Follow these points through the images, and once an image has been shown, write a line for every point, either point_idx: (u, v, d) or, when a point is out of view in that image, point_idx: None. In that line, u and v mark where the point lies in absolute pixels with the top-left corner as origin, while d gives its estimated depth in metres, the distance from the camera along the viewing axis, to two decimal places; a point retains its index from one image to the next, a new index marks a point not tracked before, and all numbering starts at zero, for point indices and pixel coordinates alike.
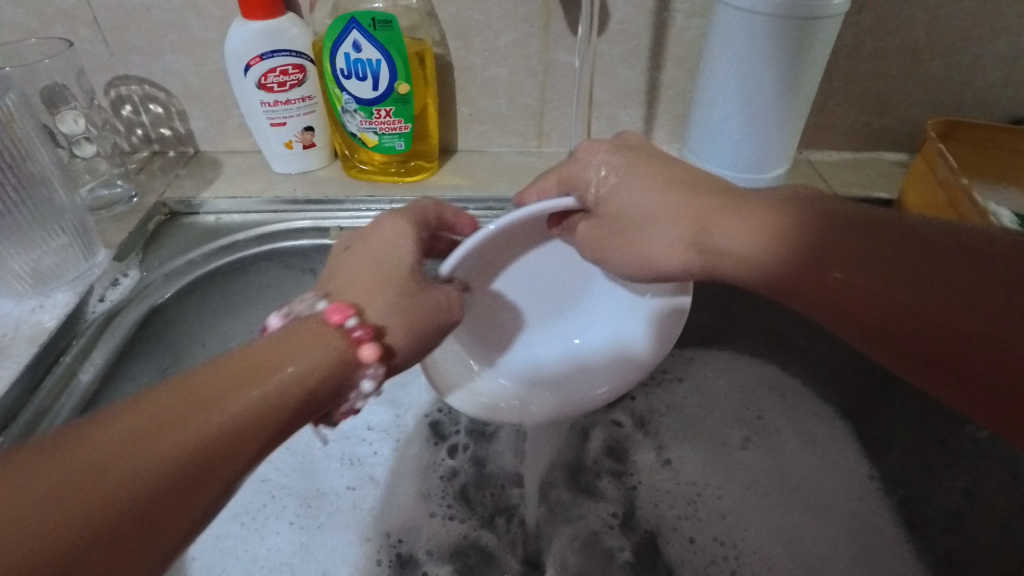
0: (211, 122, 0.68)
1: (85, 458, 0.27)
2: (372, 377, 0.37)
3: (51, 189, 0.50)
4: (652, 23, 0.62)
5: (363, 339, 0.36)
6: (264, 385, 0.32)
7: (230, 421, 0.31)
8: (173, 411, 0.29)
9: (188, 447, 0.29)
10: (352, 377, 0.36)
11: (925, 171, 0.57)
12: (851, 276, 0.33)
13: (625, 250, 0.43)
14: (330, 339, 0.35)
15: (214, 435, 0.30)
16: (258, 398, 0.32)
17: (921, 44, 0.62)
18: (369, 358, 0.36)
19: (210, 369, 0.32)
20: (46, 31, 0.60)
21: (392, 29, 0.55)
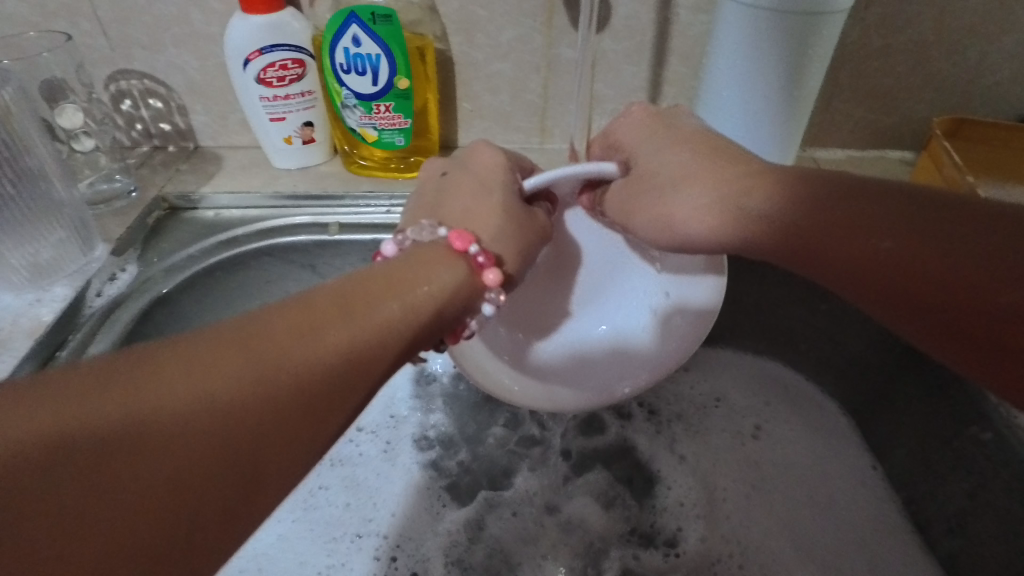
0: (212, 117, 0.68)
1: (268, 345, 0.29)
2: (492, 301, 0.39)
3: (50, 183, 0.50)
4: (656, 19, 0.61)
5: (486, 265, 0.39)
6: (409, 301, 0.34)
7: (369, 340, 0.32)
8: (334, 312, 0.32)
9: (349, 344, 0.31)
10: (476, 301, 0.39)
11: (931, 168, 0.56)
12: (882, 242, 0.32)
13: (649, 212, 0.42)
14: (459, 262, 0.38)
15: (371, 336, 0.32)
16: (393, 313, 0.33)
17: (930, 41, 0.61)
18: (492, 282, 0.39)
19: (361, 280, 0.35)
20: (48, 25, 0.60)
21: (392, 24, 0.55)
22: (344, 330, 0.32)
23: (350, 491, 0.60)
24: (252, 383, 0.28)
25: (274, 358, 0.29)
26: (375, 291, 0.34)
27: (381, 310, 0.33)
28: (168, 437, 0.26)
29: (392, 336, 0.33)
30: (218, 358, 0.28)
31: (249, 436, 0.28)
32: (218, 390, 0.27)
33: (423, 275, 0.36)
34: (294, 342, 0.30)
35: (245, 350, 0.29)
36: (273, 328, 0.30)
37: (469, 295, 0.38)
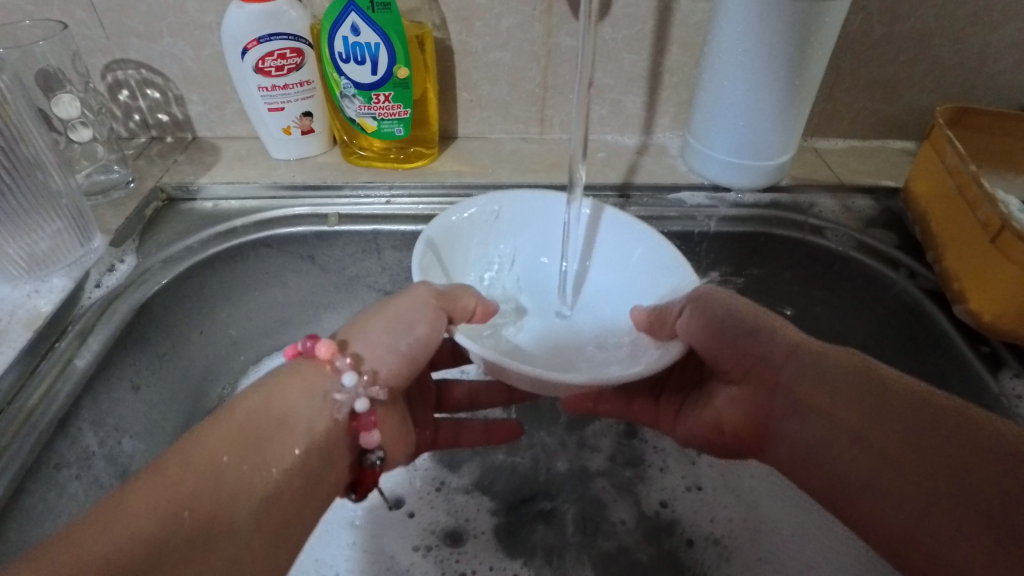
0: (209, 107, 0.67)
1: (184, 468, 0.32)
2: (344, 368, 0.41)
3: (47, 174, 0.50)
4: (657, 7, 0.61)
5: (315, 345, 0.41)
6: (290, 429, 0.38)
7: (236, 475, 0.34)
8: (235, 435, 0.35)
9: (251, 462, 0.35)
10: (326, 387, 0.40)
11: (933, 159, 0.56)
12: (863, 443, 0.38)
13: (741, 313, 0.46)
14: (317, 370, 0.41)
15: (266, 452, 0.36)
16: (285, 436, 0.37)
17: (932, 30, 0.61)
18: (325, 353, 0.41)
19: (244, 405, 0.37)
20: (42, 13, 0.60)
21: (391, 12, 0.55)
22: (209, 466, 0.33)
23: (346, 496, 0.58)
24: (128, 536, 0.28)
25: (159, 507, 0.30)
26: (248, 434, 0.36)
27: (243, 447, 0.35)
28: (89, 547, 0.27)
29: (261, 466, 0.35)
30: (76, 545, 0.27)
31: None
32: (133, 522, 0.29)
33: (279, 400, 0.38)
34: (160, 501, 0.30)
35: (115, 519, 0.29)
36: (130, 499, 0.30)
37: (312, 385, 0.40)
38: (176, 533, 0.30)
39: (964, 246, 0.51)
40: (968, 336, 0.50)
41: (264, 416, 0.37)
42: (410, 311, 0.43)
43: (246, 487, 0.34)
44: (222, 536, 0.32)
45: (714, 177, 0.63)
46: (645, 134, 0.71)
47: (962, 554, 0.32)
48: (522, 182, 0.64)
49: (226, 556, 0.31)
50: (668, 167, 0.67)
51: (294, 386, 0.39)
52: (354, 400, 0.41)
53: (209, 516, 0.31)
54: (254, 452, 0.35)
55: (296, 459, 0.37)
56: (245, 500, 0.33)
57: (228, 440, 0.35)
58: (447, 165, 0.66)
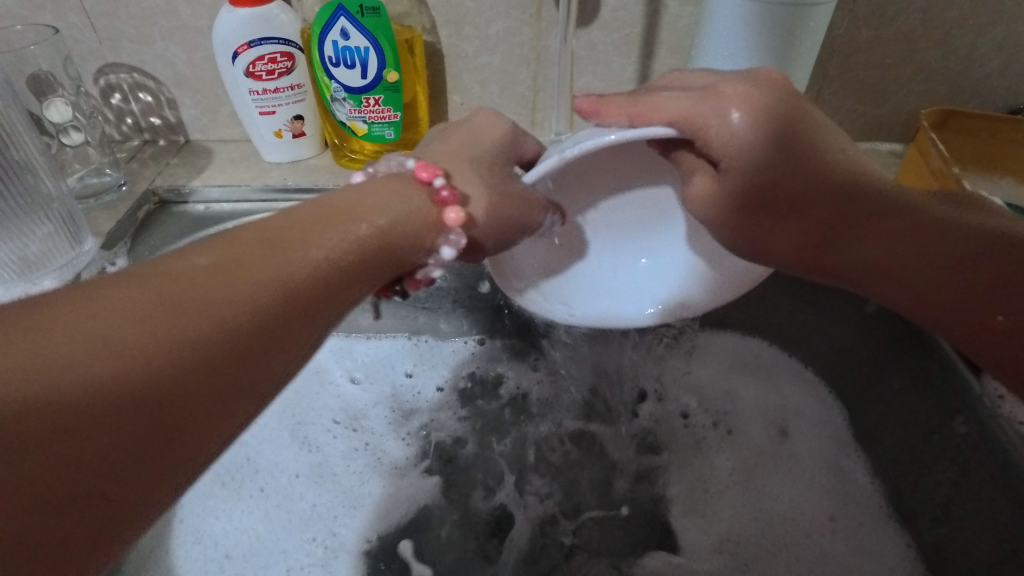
0: (202, 110, 0.68)
1: (245, 249, 0.30)
2: (453, 243, 0.39)
3: (37, 177, 0.50)
4: (645, 11, 0.61)
5: (448, 201, 0.40)
6: (343, 233, 0.34)
7: (310, 271, 0.31)
8: (299, 230, 0.32)
9: (313, 266, 0.31)
10: (413, 256, 0.38)
11: (919, 160, 0.56)
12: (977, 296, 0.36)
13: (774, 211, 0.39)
14: (420, 193, 0.39)
15: (328, 256, 0.32)
16: (343, 244, 0.33)
17: (918, 33, 0.61)
18: (452, 221, 0.39)
19: (308, 206, 0.35)
20: (35, 18, 0.60)
21: (380, 16, 0.55)
22: (287, 256, 0.31)
23: (337, 492, 0.59)
24: (194, 310, 0.26)
25: (208, 285, 0.27)
26: (314, 228, 0.33)
27: (325, 245, 0.32)
28: (117, 318, 0.24)
29: (334, 270, 0.32)
30: (135, 299, 0.25)
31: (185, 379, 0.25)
32: (173, 302, 0.26)
33: (380, 216, 0.36)
34: (220, 274, 0.28)
35: (180, 285, 0.26)
36: (194, 266, 0.28)
37: (426, 232, 0.38)
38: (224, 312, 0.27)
39: None
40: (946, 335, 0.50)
41: (353, 224, 0.35)
42: (515, 212, 0.41)
43: (316, 282, 0.31)
44: (282, 326, 0.29)
45: None
46: None
47: None
48: None
49: (285, 347, 0.29)
50: None
51: (368, 195, 0.37)
52: (435, 268, 0.41)
53: (255, 310, 0.28)
54: (332, 255, 0.32)
55: (368, 272, 0.35)
56: (313, 296, 0.31)
57: (311, 235, 0.32)
58: None
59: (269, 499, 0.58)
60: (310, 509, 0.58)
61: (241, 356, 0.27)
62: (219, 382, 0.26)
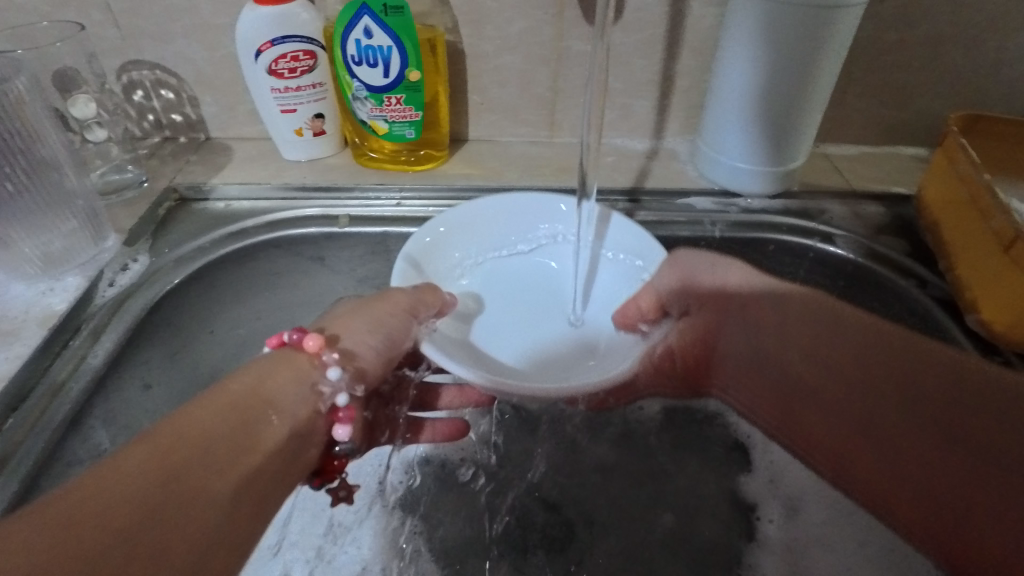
0: (222, 107, 0.68)
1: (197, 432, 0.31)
2: (331, 363, 0.41)
3: (62, 173, 0.50)
4: (669, 12, 0.61)
5: (303, 337, 0.41)
6: (277, 414, 0.36)
7: (223, 448, 0.31)
8: (244, 406, 0.34)
9: (256, 457, 0.33)
10: (314, 379, 0.40)
11: (946, 166, 0.56)
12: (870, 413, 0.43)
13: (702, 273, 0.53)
14: (286, 351, 0.40)
15: (267, 440, 0.34)
16: (277, 428, 0.35)
17: (944, 36, 0.60)
18: (315, 347, 0.41)
19: (237, 376, 0.36)
20: (59, 15, 0.60)
21: (403, 15, 0.55)
22: (199, 432, 0.31)
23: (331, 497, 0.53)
24: (107, 497, 0.26)
25: (169, 484, 0.28)
26: (245, 404, 0.34)
27: (231, 423, 0.33)
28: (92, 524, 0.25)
29: (244, 445, 0.33)
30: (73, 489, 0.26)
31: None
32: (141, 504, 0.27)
33: (266, 386, 0.37)
34: (139, 466, 0.28)
35: (103, 480, 0.27)
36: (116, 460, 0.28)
37: (300, 373, 0.39)
38: (181, 506, 0.28)
39: (976, 255, 0.51)
40: (980, 346, 0.50)
41: (270, 394, 0.36)
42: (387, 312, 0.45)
43: (230, 461, 0.31)
44: (213, 502, 0.29)
45: (722, 182, 0.63)
46: (655, 138, 0.71)
47: (920, 463, 0.39)
48: (533, 185, 0.64)
49: (208, 526, 0.28)
50: (678, 172, 0.67)
51: (280, 367, 0.39)
52: (336, 393, 0.41)
53: (211, 498, 0.29)
54: (240, 433, 0.33)
55: (278, 443, 0.35)
56: (230, 471, 0.31)
57: (249, 413, 0.34)
58: (457, 167, 0.67)
59: None
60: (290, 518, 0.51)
61: (167, 527, 0.27)
62: (146, 559, 0.25)
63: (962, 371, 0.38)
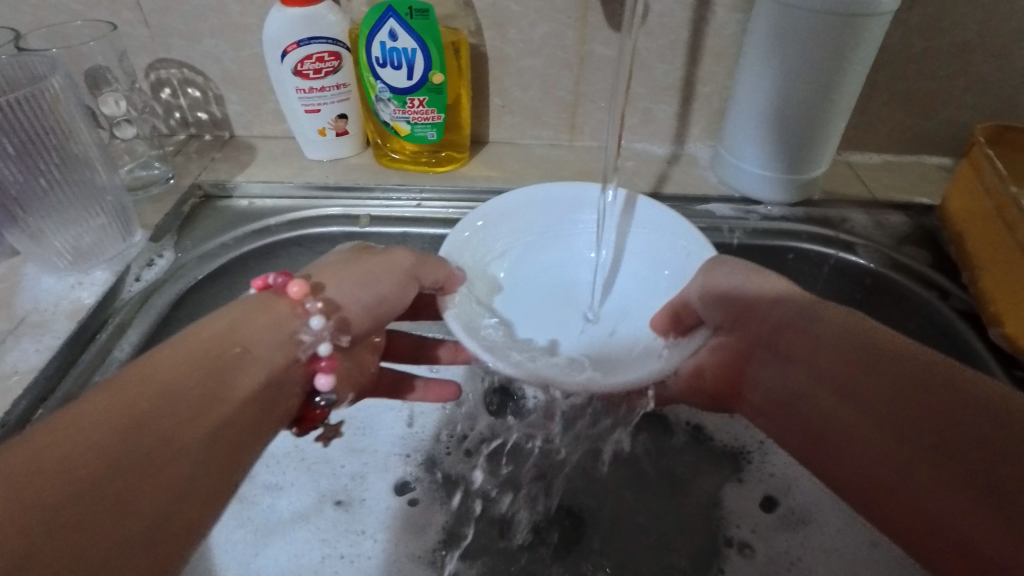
0: (247, 106, 0.69)
1: (166, 380, 0.31)
2: (313, 311, 0.40)
3: (93, 169, 0.52)
4: (692, 17, 0.61)
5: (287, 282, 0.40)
6: (253, 362, 0.36)
7: (193, 400, 0.32)
8: (217, 351, 0.34)
9: (230, 405, 0.33)
10: (294, 327, 0.39)
11: (971, 178, 0.55)
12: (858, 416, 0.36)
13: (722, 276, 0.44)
14: (267, 296, 0.40)
15: (242, 388, 0.34)
16: (252, 376, 0.36)
17: (972, 45, 0.60)
18: (297, 293, 0.40)
19: (211, 318, 0.36)
20: (91, 14, 0.61)
21: (428, 18, 0.55)
22: (162, 382, 0.31)
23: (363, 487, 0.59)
24: (70, 447, 0.27)
25: (134, 437, 0.29)
26: (216, 353, 0.34)
27: (202, 372, 0.33)
28: (55, 474, 0.26)
29: (217, 394, 0.33)
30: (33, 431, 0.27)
31: (118, 525, 0.27)
32: (107, 455, 0.27)
33: (243, 333, 0.36)
34: (100, 419, 0.28)
35: (69, 429, 0.27)
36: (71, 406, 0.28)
37: (279, 320, 0.39)
38: (145, 458, 0.29)
39: (1001, 269, 0.50)
40: (1001, 360, 0.49)
41: (231, 340, 0.35)
42: (374, 265, 0.44)
43: (199, 410, 0.32)
44: (180, 452, 0.30)
45: (743, 189, 0.63)
46: (676, 143, 0.71)
47: (930, 501, 0.31)
48: None
49: (179, 476, 0.30)
50: (698, 177, 0.66)
51: (259, 312, 0.38)
52: (317, 342, 0.40)
53: (178, 447, 0.30)
54: (214, 383, 0.33)
55: (254, 389, 0.35)
56: (201, 420, 0.32)
57: (222, 360, 0.34)
58: (478, 170, 0.67)
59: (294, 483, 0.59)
60: (295, 519, 0.56)
61: (132, 482, 0.28)
62: (112, 510, 0.27)
63: (994, 409, 0.30)
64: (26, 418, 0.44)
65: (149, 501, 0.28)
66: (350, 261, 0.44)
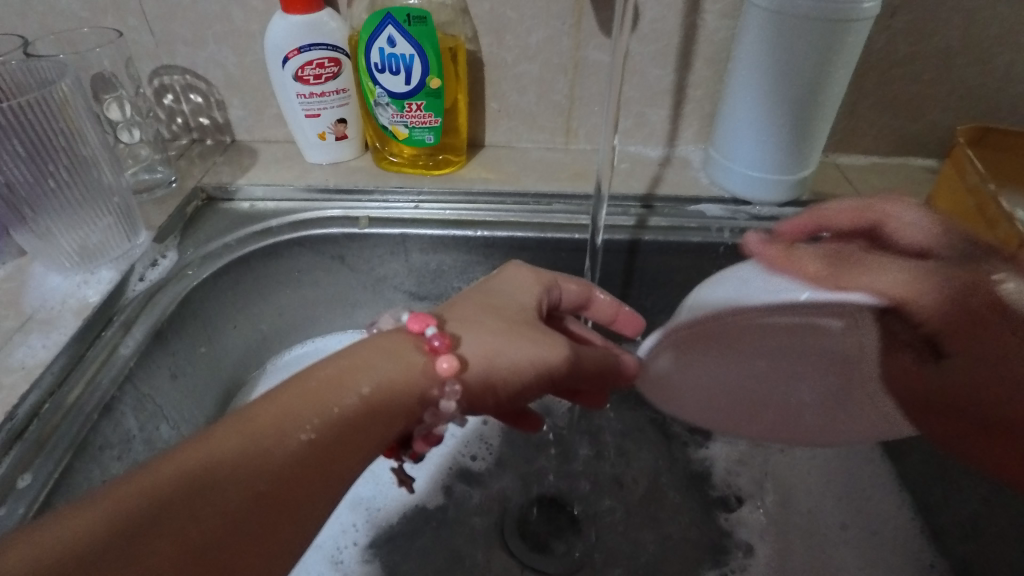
0: (249, 111, 0.70)
1: (279, 432, 0.34)
2: (448, 396, 0.40)
3: (100, 171, 0.53)
4: (683, 24, 0.62)
5: (439, 349, 0.40)
6: (374, 406, 0.37)
7: (301, 453, 0.34)
8: (334, 398, 0.36)
9: (340, 456, 0.35)
10: (421, 399, 0.40)
11: (954, 177, 0.57)
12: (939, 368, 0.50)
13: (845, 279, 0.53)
14: (411, 347, 0.40)
15: (354, 436, 0.36)
16: (366, 423, 0.37)
17: (956, 50, 0.61)
18: (443, 370, 0.39)
19: (342, 360, 0.38)
20: (98, 20, 0.63)
21: (426, 24, 0.57)
22: (273, 434, 0.33)
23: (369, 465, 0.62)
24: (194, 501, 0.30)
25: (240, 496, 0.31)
26: (330, 395, 0.36)
27: (317, 423, 0.35)
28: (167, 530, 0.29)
29: (330, 447, 0.35)
30: (163, 471, 0.30)
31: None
32: (212, 512, 0.30)
33: (366, 372, 0.38)
34: (217, 473, 0.31)
35: (192, 480, 0.30)
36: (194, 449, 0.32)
37: (413, 385, 0.39)
38: (243, 512, 0.31)
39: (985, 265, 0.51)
40: None
41: (349, 386, 0.37)
42: (526, 361, 0.42)
43: (304, 465, 0.33)
44: (282, 509, 0.32)
45: (735, 191, 0.64)
46: (668, 146, 0.72)
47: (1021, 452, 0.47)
48: (548, 190, 0.66)
49: (282, 529, 0.32)
50: (690, 179, 0.68)
51: (379, 355, 0.39)
52: (436, 420, 0.41)
53: (280, 505, 0.32)
54: (324, 431, 0.35)
55: (368, 436, 0.37)
56: (309, 475, 0.33)
57: (334, 405, 0.36)
58: (475, 172, 0.68)
59: None
60: None
61: (236, 538, 0.30)
62: (223, 566, 0.29)
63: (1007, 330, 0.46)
64: (34, 412, 0.45)
65: (245, 558, 0.30)
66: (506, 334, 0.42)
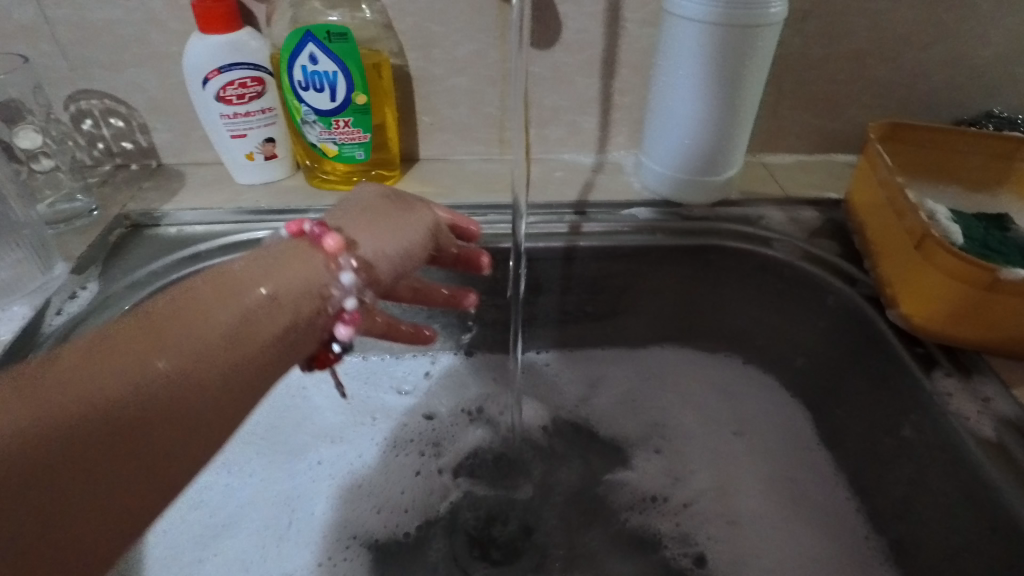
0: (175, 134, 0.68)
1: (184, 319, 0.32)
2: (348, 266, 0.39)
3: (7, 204, 0.51)
4: (606, 33, 0.64)
5: (322, 232, 0.40)
6: (284, 301, 0.36)
7: (207, 337, 0.32)
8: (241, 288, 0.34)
9: (248, 350, 0.33)
10: (324, 281, 0.38)
11: (868, 171, 0.59)
12: None
13: None
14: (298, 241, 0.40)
15: (264, 329, 0.34)
16: (275, 318, 0.35)
17: (865, 50, 0.64)
18: (334, 245, 0.39)
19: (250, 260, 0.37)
20: (5, 47, 0.61)
21: (348, 41, 0.56)
22: (183, 321, 0.32)
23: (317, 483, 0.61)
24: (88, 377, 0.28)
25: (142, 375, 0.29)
26: (238, 287, 0.34)
27: (224, 310, 0.33)
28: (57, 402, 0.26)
29: (238, 335, 0.33)
30: (62, 361, 0.28)
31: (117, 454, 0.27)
32: (112, 392, 0.28)
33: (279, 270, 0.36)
34: (119, 352, 0.29)
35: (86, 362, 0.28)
36: (63, 360, 0.28)
37: (312, 271, 0.38)
38: (147, 394, 0.29)
39: (895, 253, 0.53)
40: (905, 338, 0.51)
41: (255, 281, 0.35)
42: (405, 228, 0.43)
43: (210, 349, 0.32)
44: (193, 394, 0.30)
45: (665, 193, 0.66)
46: (601, 152, 0.73)
47: None
48: (483, 202, 0.66)
49: (186, 412, 0.30)
50: (624, 184, 0.69)
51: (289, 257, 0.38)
52: (345, 297, 0.39)
53: (184, 389, 0.30)
54: (231, 319, 0.33)
55: (278, 328, 0.35)
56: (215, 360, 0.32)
57: (241, 296, 0.34)
58: (410, 186, 0.68)
59: (254, 481, 0.61)
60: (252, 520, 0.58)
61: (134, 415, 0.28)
62: (123, 438, 0.27)
63: None
64: None
65: (145, 436, 0.28)
66: (382, 214, 0.44)
